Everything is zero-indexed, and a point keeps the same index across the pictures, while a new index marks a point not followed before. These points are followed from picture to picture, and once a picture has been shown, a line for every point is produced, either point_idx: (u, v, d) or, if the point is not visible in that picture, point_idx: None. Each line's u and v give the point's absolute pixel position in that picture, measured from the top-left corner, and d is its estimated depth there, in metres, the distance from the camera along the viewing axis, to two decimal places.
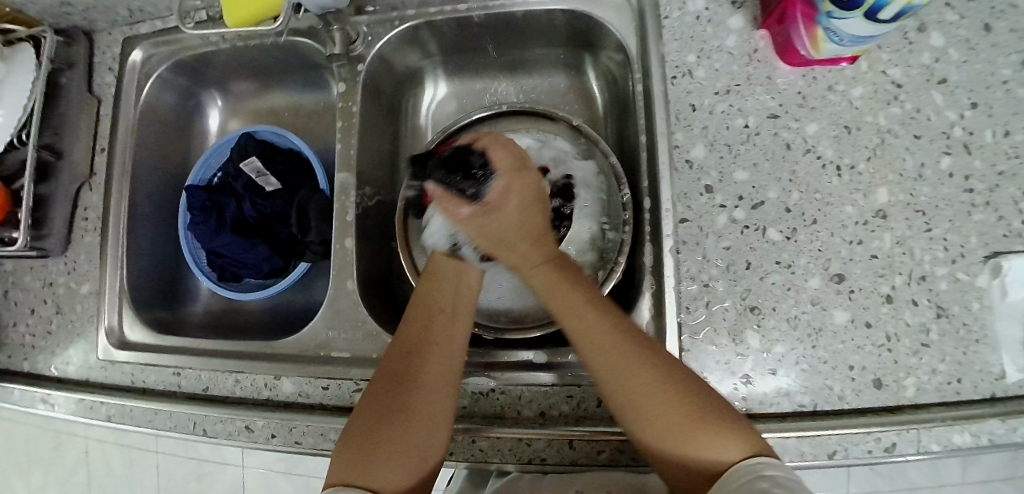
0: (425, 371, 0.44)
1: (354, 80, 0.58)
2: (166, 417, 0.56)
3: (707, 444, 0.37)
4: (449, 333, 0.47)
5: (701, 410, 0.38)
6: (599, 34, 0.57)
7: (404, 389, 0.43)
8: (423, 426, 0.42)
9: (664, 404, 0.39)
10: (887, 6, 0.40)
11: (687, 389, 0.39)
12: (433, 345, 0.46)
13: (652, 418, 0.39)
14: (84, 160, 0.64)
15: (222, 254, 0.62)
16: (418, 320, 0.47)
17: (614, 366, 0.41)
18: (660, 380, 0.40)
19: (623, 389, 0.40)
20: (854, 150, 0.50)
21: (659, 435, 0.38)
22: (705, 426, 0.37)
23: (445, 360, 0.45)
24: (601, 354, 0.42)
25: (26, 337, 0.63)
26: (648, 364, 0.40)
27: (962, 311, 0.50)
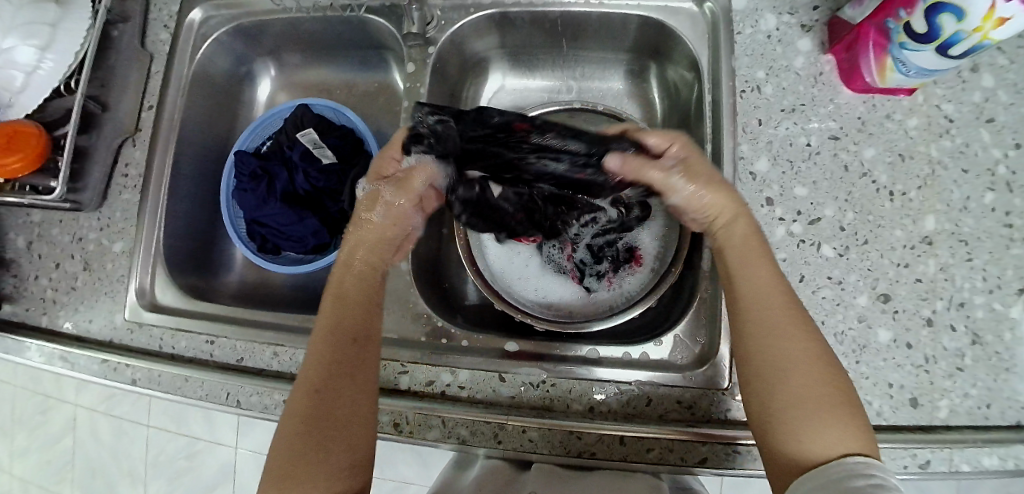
0: (330, 407, 0.41)
1: (423, 62, 0.58)
2: (197, 384, 0.54)
3: (829, 434, 0.36)
4: (363, 364, 0.44)
5: (848, 412, 0.37)
6: (671, 43, 0.60)
7: (316, 434, 0.40)
8: (343, 461, 0.40)
9: (815, 388, 0.38)
10: (959, 45, 0.43)
11: (843, 393, 0.38)
12: (362, 374, 0.43)
13: (791, 391, 0.38)
14: (130, 116, 0.62)
15: (265, 224, 0.61)
16: (320, 351, 0.43)
17: (792, 339, 0.39)
18: (815, 365, 0.39)
19: (772, 356, 0.39)
20: (906, 178, 0.53)
21: (791, 407, 0.38)
22: (828, 418, 0.37)
23: (353, 397, 0.42)
24: (779, 335, 0.40)
25: (48, 291, 0.61)
26: (821, 354, 0.39)
27: (996, 340, 0.51)
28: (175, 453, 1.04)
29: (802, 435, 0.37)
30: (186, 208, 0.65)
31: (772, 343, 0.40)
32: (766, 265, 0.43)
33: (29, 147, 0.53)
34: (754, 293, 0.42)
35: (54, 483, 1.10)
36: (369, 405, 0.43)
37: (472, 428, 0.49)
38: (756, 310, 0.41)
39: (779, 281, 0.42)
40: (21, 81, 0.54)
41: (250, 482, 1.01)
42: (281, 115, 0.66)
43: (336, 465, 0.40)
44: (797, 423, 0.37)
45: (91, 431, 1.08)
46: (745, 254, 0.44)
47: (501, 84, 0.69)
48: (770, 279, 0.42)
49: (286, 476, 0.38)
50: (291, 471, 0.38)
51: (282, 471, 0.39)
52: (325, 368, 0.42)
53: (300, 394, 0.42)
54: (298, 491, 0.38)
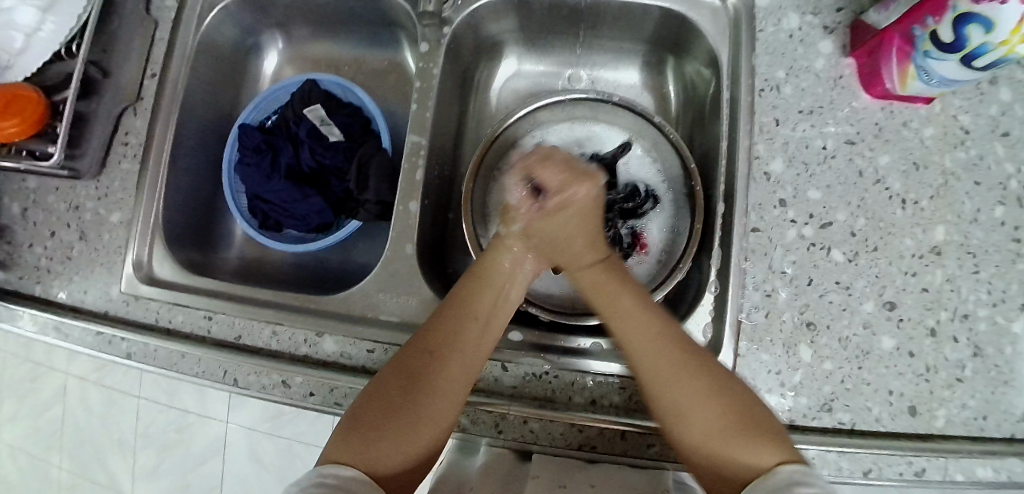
0: (439, 374, 0.43)
1: (438, 42, 0.57)
2: (194, 361, 0.53)
3: (742, 451, 0.38)
4: (478, 349, 0.46)
5: (759, 426, 0.39)
6: (690, 37, 0.59)
7: (417, 394, 0.42)
8: (413, 433, 0.41)
9: (714, 414, 0.40)
10: (985, 57, 0.42)
11: (748, 406, 0.41)
12: (450, 355, 0.45)
13: (695, 427, 0.40)
14: (133, 82, 0.60)
15: (268, 200, 0.60)
16: (446, 326, 0.46)
17: (675, 385, 0.42)
18: (699, 397, 0.41)
19: (670, 403, 0.42)
20: (919, 186, 0.53)
21: (702, 436, 0.40)
22: (739, 434, 0.39)
23: (460, 371, 0.44)
24: (660, 380, 0.42)
25: (42, 258, 0.59)
26: (713, 381, 0.41)
27: (997, 352, 0.51)
28: (165, 427, 1.03)
29: (723, 458, 0.39)
30: (187, 180, 0.64)
31: (659, 390, 0.42)
32: (631, 305, 0.46)
33: (28, 110, 0.51)
34: (637, 341, 0.44)
35: (41, 451, 1.09)
36: (457, 388, 0.44)
37: (473, 416, 0.49)
38: (640, 365, 0.44)
39: (649, 320, 0.45)
40: (21, 43, 0.54)
41: (239, 459, 1.00)
42: (288, 90, 0.65)
43: (408, 436, 0.41)
44: (715, 447, 0.39)
45: (81, 401, 1.07)
46: (603, 292, 0.48)
47: (514, 70, 0.68)
48: (642, 324, 0.45)
49: (357, 435, 0.40)
50: (365, 431, 0.40)
51: (356, 432, 0.40)
52: (436, 336, 0.45)
53: (411, 359, 0.44)
54: (382, 440, 0.40)
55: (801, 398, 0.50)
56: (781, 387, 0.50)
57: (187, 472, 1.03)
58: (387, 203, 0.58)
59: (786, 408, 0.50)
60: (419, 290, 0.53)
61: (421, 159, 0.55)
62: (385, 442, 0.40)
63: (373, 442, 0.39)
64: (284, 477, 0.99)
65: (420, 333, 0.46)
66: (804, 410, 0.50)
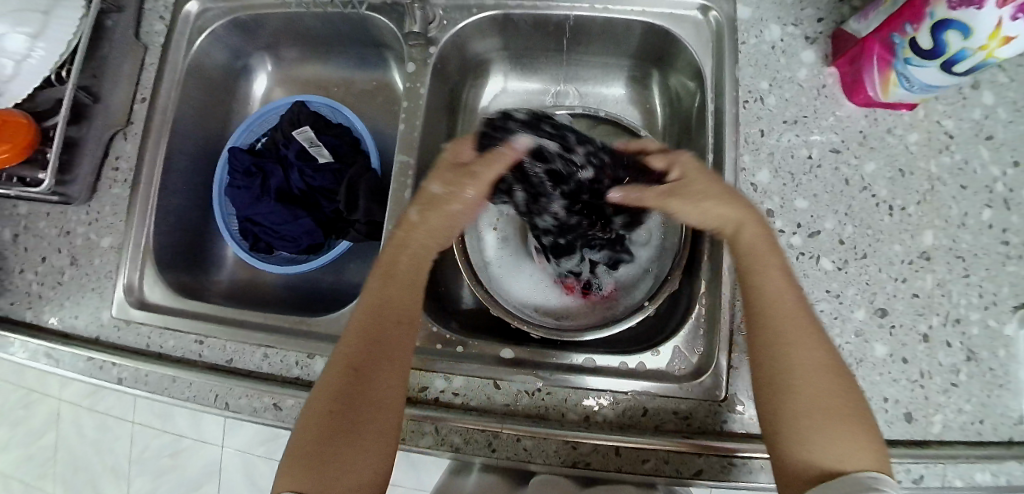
0: (369, 388, 0.42)
1: (424, 61, 0.57)
2: (185, 385, 0.52)
3: (847, 445, 0.37)
4: (404, 349, 0.45)
5: (852, 417, 0.39)
6: (674, 50, 0.59)
7: (351, 414, 0.41)
8: (361, 455, 0.41)
9: (831, 401, 0.39)
10: (964, 62, 0.43)
11: (853, 400, 0.40)
12: (382, 356, 0.44)
13: (814, 402, 0.39)
14: (122, 108, 0.60)
15: (258, 222, 0.60)
16: (364, 336, 0.45)
17: (805, 345, 0.41)
18: (832, 372, 0.41)
19: (783, 368, 0.41)
20: (906, 192, 0.53)
21: (804, 411, 0.39)
22: (839, 423, 0.38)
23: (387, 380, 0.43)
24: (785, 345, 0.41)
25: (33, 285, 0.59)
26: (834, 361, 0.41)
27: (991, 357, 0.51)
28: (161, 450, 1.02)
29: (808, 440, 0.38)
30: (177, 203, 0.64)
31: (794, 349, 0.41)
32: (778, 270, 0.44)
33: (17, 136, 0.51)
34: (769, 296, 0.43)
35: (36, 478, 1.08)
36: (392, 396, 0.43)
37: (466, 436, 0.48)
38: (777, 318, 0.42)
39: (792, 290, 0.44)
40: (11, 70, 0.53)
41: (237, 481, 0.99)
42: (277, 112, 0.65)
43: (358, 458, 0.40)
44: (812, 432, 0.38)
45: (76, 426, 1.06)
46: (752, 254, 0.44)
47: (501, 87, 0.69)
48: (780, 288, 0.43)
49: (302, 469, 0.39)
50: (307, 465, 0.39)
51: (298, 467, 0.39)
52: (363, 352, 0.44)
53: (335, 379, 0.43)
54: (327, 471, 0.39)
55: None
56: None
57: None
58: (377, 222, 0.58)
59: None
60: None
61: (409, 177, 0.55)
62: (332, 470, 0.39)
63: (320, 474, 0.39)
64: None
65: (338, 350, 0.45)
66: None
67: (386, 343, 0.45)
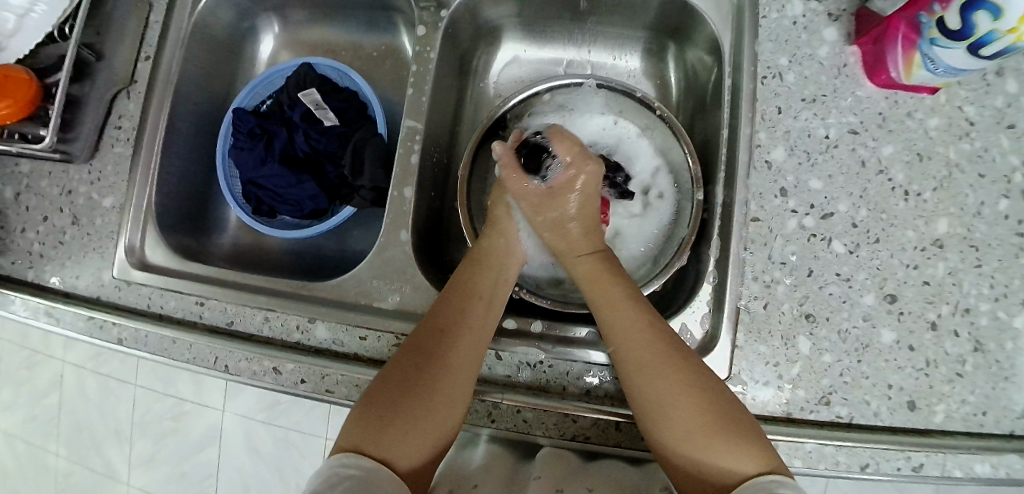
0: (447, 355, 0.43)
1: (435, 25, 0.56)
2: (185, 347, 0.52)
3: (728, 455, 0.38)
4: (482, 330, 0.46)
5: (734, 425, 0.39)
6: (692, 23, 0.58)
7: (427, 380, 0.42)
8: (424, 421, 0.40)
9: (693, 419, 0.40)
10: (991, 46, 0.42)
11: (702, 410, 0.40)
12: (461, 327, 0.45)
13: (681, 422, 0.40)
14: (127, 65, 0.59)
15: (262, 185, 0.59)
16: (451, 307, 0.46)
17: (632, 336, 0.44)
18: (691, 384, 0.41)
19: (651, 385, 0.42)
20: (923, 178, 0.52)
21: (686, 434, 0.40)
22: (722, 440, 0.39)
23: (467, 354, 0.44)
24: (647, 373, 0.42)
25: (35, 244, 0.59)
26: (680, 374, 0.42)
27: (998, 348, 0.50)
28: (161, 415, 1.03)
29: (704, 458, 0.39)
30: (180, 165, 0.63)
31: (642, 352, 0.43)
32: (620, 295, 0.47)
33: (18, 92, 0.50)
34: (619, 325, 0.45)
35: (38, 438, 1.09)
36: (461, 372, 0.43)
37: (467, 405, 0.48)
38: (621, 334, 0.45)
39: (644, 316, 0.45)
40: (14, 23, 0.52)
41: (235, 448, 1.00)
42: (283, 74, 0.64)
43: (425, 427, 0.40)
44: (705, 438, 0.39)
45: (78, 388, 1.06)
46: (594, 280, 0.50)
47: (512, 55, 0.67)
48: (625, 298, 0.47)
49: (374, 423, 0.39)
50: (377, 420, 0.39)
51: (370, 421, 0.39)
52: (447, 318, 0.45)
53: (419, 340, 0.44)
54: (393, 431, 0.39)
55: (798, 391, 0.49)
56: (779, 379, 0.49)
57: (182, 460, 1.02)
58: (382, 188, 0.57)
59: (783, 401, 0.49)
60: (414, 277, 0.52)
61: (416, 143, 0.54)
62: (404, 430, 0.39)
63: (390, 432, 0.39)
64: (280, 465, 0.99)
65: (427, 315, 0.46)
66: (802, 403, 0.49)
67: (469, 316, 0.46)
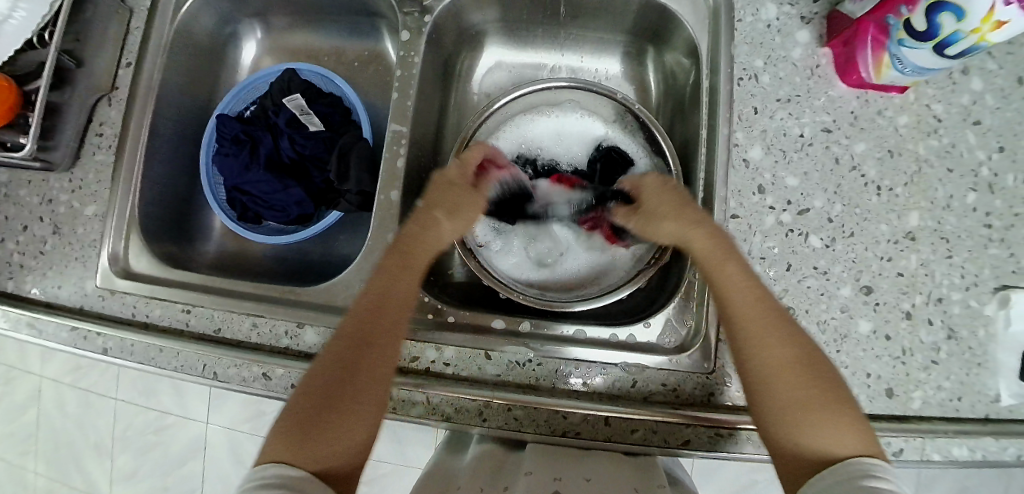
0: (372, 355, 0.42)
1: (419, 31, 0.57)
2: (173, 355, 0.52)
3: (835, 434, 0.38)
4: (398, 330, 0.44)
5: (847, 412, 0.39)
6: (671, 27, 0.60)
7: (332, 383, 0.40)
8: (329, 432, 0.38)
9: (828, 398, 0.39)
10: (956, 45, 0.44)
11: (836, 396, 0.40)
12: (377, 320, 0.43)
13: (804, 399, 0.40)
14: (107, 72, 0.58)
15: (247, 191, 0.59)
16: (373, 301, 0.44)
17: (777, 326, 0.42)
18: (803, 371, 0.41)
19: (779, 363, 0.41)
20: (893, 173, 0.54)
21: (803, 406, 0.39)
22: (837, 421, 0.38)
23: (380, 352, 0.42)
24: (770, 345, 0.42)
25: (13, 254, 0.58)
26: (812, 360, 0.42)
27: (970, 336, 0.52)
28: (144, 428, 1.01)
29: (796, 432, 0.39)
30: (164, 172, 0.63)
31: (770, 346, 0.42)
32: (738, 272, 0.44)
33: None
34: (732, 291, 0.44)
35: (16, 456, 1.06)
36: (376, 382, 0.41)
37: (457, 405, 0.48)
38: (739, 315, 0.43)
39: (759, 293, 0.44)
40: None
41: (221, 459, 0.99)
42: (266, 80, 0.64)
43: (327, 431, 0.38)
44: (803, 421, 0.39)
45: (57, 404, 1.04)
46: (705, 252, 0.45)
47: (496, 60, 0.69)
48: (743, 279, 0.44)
49: (297, 433, 0.38)
50: (296, 431, 0.38)
51: (290, 431, 0.38)
52: (377, 315, 0.43)
53: (344, 339, 0.42)
54: (310, 438, 0.37)
55: None
56: None
57: (168, 473, 1.01)
58: (368, 193, 0.57)
59: None
60: None
61: (403, 147, 0.55)
62: (324, 437, 0.38)
63: (306, 439, 0.37)
64: None
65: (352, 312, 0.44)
66: None
67: (370, 310, 0.44)
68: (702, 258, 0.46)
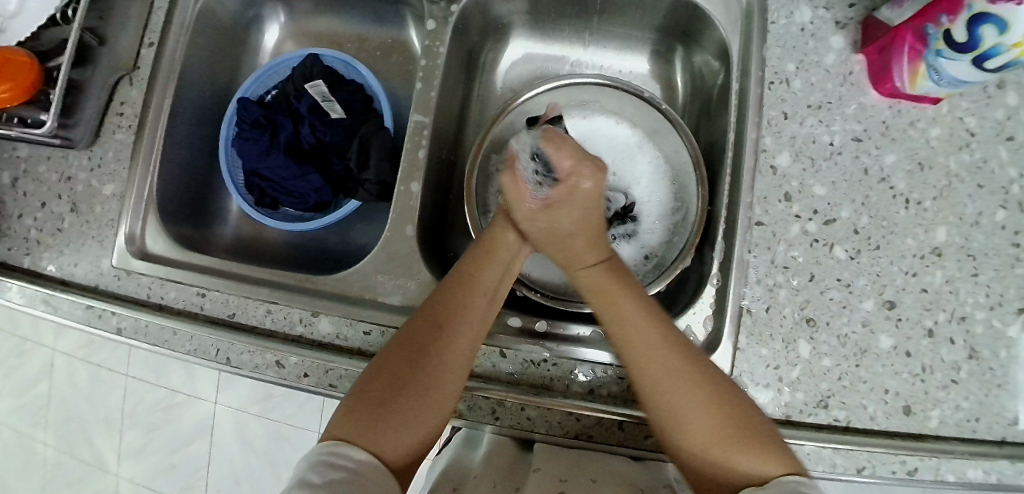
0: (454, 343, 0.43)
1: (445, 21, 0.56)
2: (186, 338, 0.52)
3: (743, 455, 0.38)
4: (483, 323, 0.46)
5: (748, 430, 0.39)
6: (701, 27, 0.59)
7: (427, 369, 0.41)
8: (415, 416, 0.40)
9: (705, 418, 0.39)
10: (997, 58, 0.43)
11: (727, 412, 0.39)
12: (429, 312, 0.45)
13: (678, 415, 0.40)
14: (130, 51, 0.58)
15: (266, 177, 0.59)
16: (446, 297, 0.46)
17: (642, 343, 0.43)
18: (700, 385, 0.40)
19: (656, 375, 0.42)
20: (923, 187, 0.52)
21: (686, 427, 0.40)
22: (733, 443, 0.38)
23: (466, 342, 0.44)
24: (646, 362, 0.42)
25: (31, 230, 0.58)
26: (701, 379, 0.41)
27: (992, 356, 0.51)
28: (152, 406, 1.02)
29: (715, 461, 0.39)
30: (183, 155, 0.62)
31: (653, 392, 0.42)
32: (631, 302, 0.45)
33: (21, 73, 0.49)
34: (626, 320, 0.44)
35: (25, 427, 1.07)
36: (462, 367, 0.43)
37: (470, 402, 0.48)
38: (634, 353, 0.43)
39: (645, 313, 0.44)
40: (16, 4, 0.52)
41: (226, 440, 1.00)
42: (289, 65, 0.64)
43: (417, 416, 0.40)
44: (716, 444, 0.39)
45: (67, 378, 1.05)
46: (602, 295, 0.46)
47: (520, 53, 0.68)
48: (638, 316, 0.44)
49: (363, 417, 0.38)
50: (365, 416, 0.38)
51: (356, 413, 0.38)
52: (439, 308, 0.45)
53: (422, 331, 0.44)
54: (393, 421, 0.38)
55: (798, 394, 0.50)
56: (778, 382, 0.50)
57: (173, 452, 1.02)
58: (388, 184, 0.57)
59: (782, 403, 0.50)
60: (419, 272, 0.52)
61: (424, 139, 0.54)
62: (394, 421, 0.38)
63: (399, 422, 0.39)
64: (271, 458, 0.98)
65: (426, 305, 0.45)
66: (801, 406, 0.50)
67: (462, 306, 0.45)
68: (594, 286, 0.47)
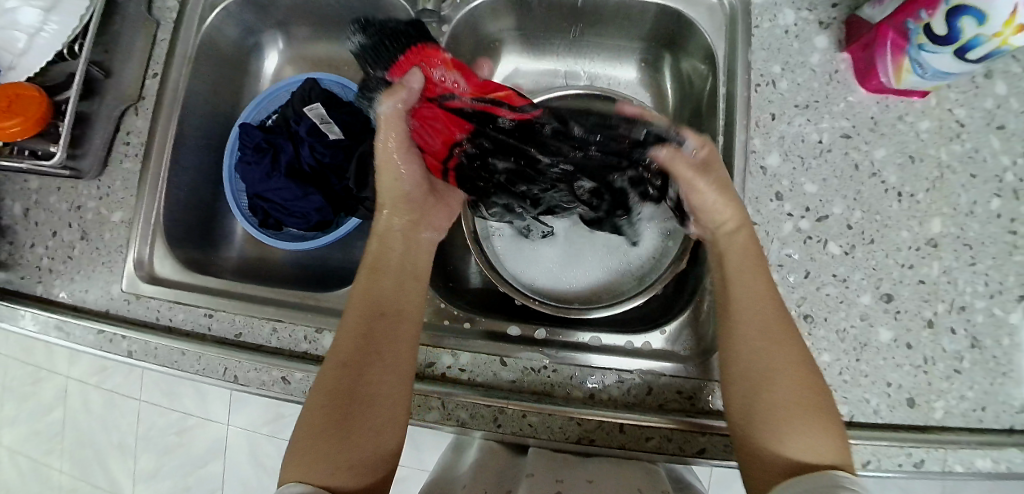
0: (376, 364, 0.43)
1: (436, 39, 0.57)
2: (194, 358, 0.53)
3: (809, 439, 0.39)
4: (408, 337, 0.45)
5: (822, 413, 0.40)
6: (687, 33, 0.60)
7: (359, 396, 0.42)
8: (360, 443, 0.41)
9: (793, 397, 0.41)
10: (978, 49, 0.43)
11: (812, 399, 0.41)
12: (345, 336, 0.44)
13: (778, 396, 0.41)
14: (134, 82, 0.60)
15: (268, 198, 0.61)
16: (363, 319, 0.45)
17: (764, 313, 0.44)
18: (798, 371, 0.42)
19: (765, 355, 0.42)
20: (915, 179, 0.53)
21: (774, 403, 0.41)
22: (804, 422, 0.40)
23: (395, 358, 0.44)
24: (761, 330, 0.43)
25: (43, 259, 0.59)
26: (801, 361, 0.42)
27: (994, 345, 0.51)
28: (165, 428, 1.03)
29: (780, 437, 0.40)
30: (188, 180, 0.64)
31: (770, 356, 0.42)
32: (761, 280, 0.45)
33: (32, 109, 0.51)
34: (744, 292, 0.45)
35: (42, 454, 1.09)
36: (399, 385, 0.43)
37: (471, 410, 0.49)
38: (755, 313, 0.44)
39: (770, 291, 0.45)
40: (25, 43, 0.54)
41: (239, 459, 1.01)
42: (287, 89, 0.65)
43: (362, 443, 0.41)
44: (780, 424, 0.40)
45: (82, 403, 1.07)
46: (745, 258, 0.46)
47: (512, 67, 0.69)
48: (764, 292, 0.45)
49: (319, 446, 0.40)
50: (311, 452, 0.39)
51: (305, 451, 0.40)
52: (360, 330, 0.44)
53: (341, 358, 0.43)
54: (339, 452, 0.40)
55: None
56: None
57: (188, 472, 1.03)
58: None
59: None
60: None
61: (420, 154, 0.56)
62: (338, 452, 0.40)
63: (344, 453, 0.40)
64: None
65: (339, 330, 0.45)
66: None
67: (377, 325, 0.45)
68: (726, 250, 0.48)
